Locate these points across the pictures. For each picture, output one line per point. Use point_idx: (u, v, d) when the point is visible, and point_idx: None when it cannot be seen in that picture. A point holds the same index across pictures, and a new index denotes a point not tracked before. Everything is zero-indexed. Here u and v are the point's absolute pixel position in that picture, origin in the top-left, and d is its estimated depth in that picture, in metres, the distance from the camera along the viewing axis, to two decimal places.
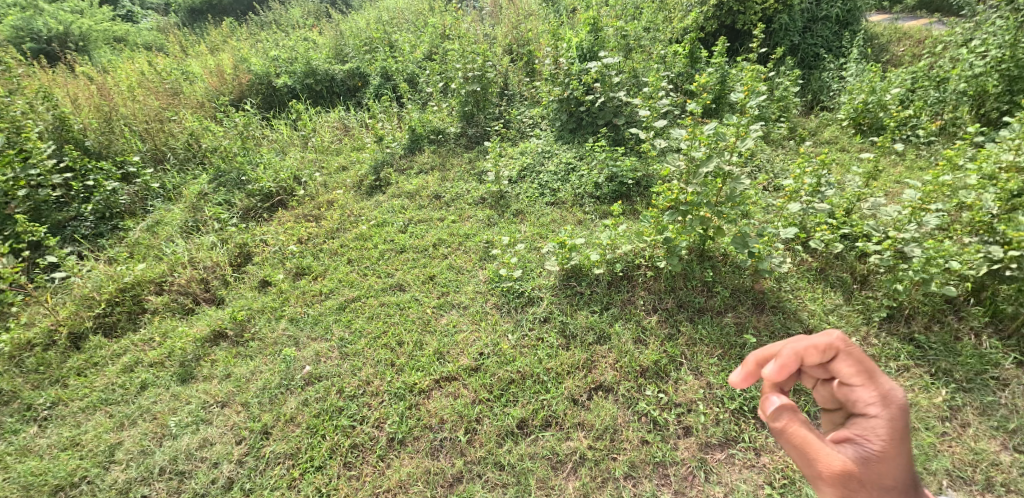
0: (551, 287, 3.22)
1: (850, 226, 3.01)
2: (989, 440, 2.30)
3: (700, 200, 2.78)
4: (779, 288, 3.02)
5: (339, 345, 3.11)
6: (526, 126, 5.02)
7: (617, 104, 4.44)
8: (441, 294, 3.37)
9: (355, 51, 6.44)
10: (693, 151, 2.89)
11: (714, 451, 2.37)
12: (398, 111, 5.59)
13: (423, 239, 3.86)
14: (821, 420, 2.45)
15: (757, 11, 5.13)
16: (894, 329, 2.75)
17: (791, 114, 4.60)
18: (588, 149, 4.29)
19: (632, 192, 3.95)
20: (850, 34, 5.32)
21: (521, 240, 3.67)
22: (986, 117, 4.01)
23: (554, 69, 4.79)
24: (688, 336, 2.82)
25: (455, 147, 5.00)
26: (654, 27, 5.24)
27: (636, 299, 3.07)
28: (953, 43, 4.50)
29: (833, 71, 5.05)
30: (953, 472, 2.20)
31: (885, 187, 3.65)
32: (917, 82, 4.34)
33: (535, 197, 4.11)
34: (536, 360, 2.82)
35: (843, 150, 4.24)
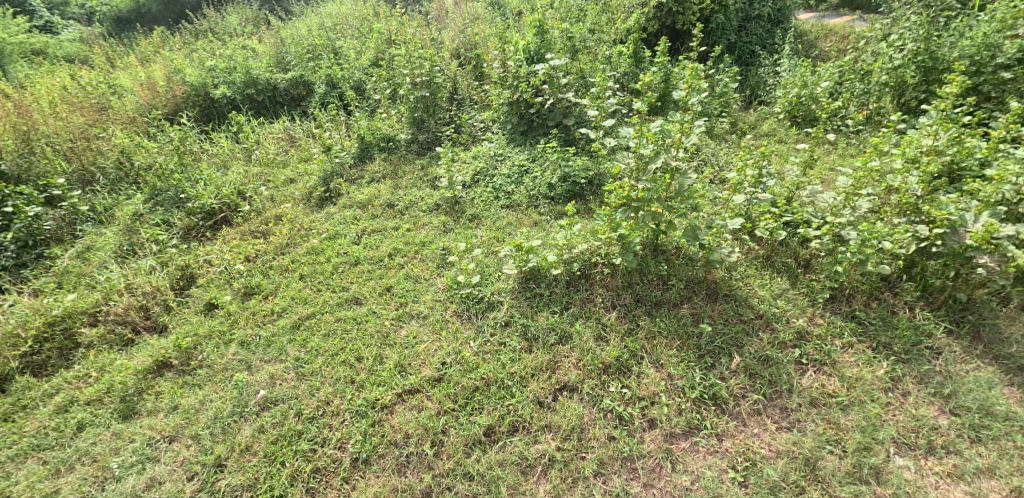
0: (510, 291, 3.19)
1: (792, 214, 3.13)
2: (928, 406, 2.46)
3: (650, 196, 2.82)
4: (730, 276, 3.12)
5: (295, 366, 2.97)
6: (478, 130, 5.00)
7: (567, 105, 4.50)
8: (399, 305, 3.29)
9: (298, 59, 6.24)
10: (641, 148, 2.93)
11: (678, 440, 2.41)
12: (346, 119, 5.44)
13: (378, 249, 3.76)
14: (777, 401, 2.54)
15: (695, 12, 5.36)
16: (837, 308, 2.90)
17: (731, 109, 4.79)
18: (540, 151, 4.31)
19: (586, 191, 4.00)
20: (782, 31, 5.60)
21: (479, 244, 3.63)
22: (907, 106, 4.30)
23: (502, 72, 4.76)
24: (648, 331, 2.86)
25: (407, 154, 4.91)
26: (598, 29, 5.34)
27: (595, 298, 3.10)
28: (874, 38, 4.81)
29: (768, 67, 5.29)
30: (898, 440, 2.34)
31: (820, 175, 3.85)
32: (844, 75, 4.65)
33: (490, 200, 4.08)
34: (499, 365, 2.78)
35: (781, 141, 4.44)
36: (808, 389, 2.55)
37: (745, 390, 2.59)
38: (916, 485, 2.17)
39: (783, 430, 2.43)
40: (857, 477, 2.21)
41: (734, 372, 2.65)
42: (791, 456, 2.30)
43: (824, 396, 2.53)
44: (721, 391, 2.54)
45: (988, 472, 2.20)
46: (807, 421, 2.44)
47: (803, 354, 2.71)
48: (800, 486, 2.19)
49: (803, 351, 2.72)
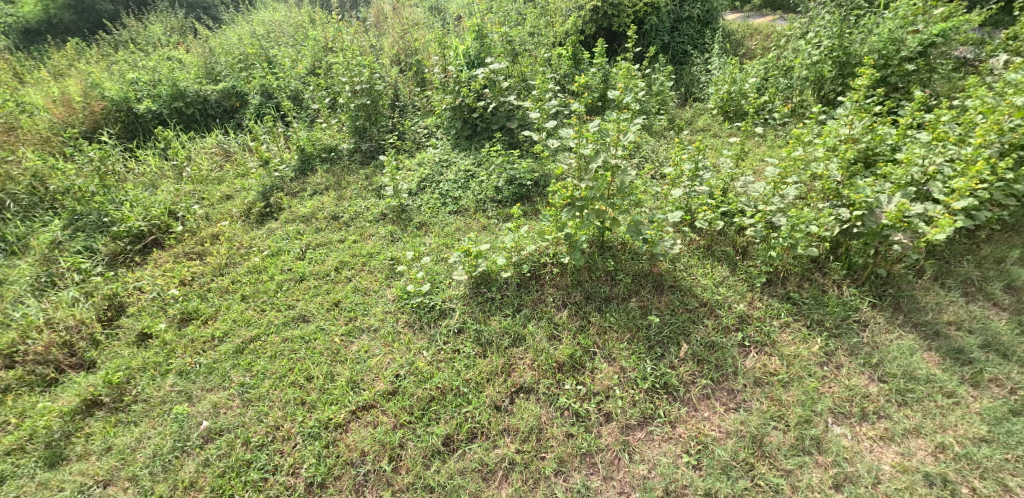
0: (461, 297, 3.17)
1: (728, 205, 3.27)
2: (859, 376, 2.64)
3: (593, 194, 2.87)
4: (674, 268, 3.23)
5: (240, 392, 2.82)
6: (422, 136, 4.95)
7: (510, 109, 4.57)
8: (348, 319, 3.19)
9: (229, 69, 5.95)
10: (582, 148, 2.98)
11: (634, 431, 2.47)
12: (284, 130, 5.24)
13: (324, 263, 3.64)
14: (724, 384, 2.65)
15: (629, 14, 5.56)
16: (774, 291, 3.07)
17: (668, 107, 4.98)
18: (485, 155, 4.32)
19: (532, 193, 4.05)
20: (711, 31, 5.87)
21: (427, 252, 3.58)
22: (826, 99, 4.62)
23: (443, 78, 4.72)
24: (599, 326, 2.92)
25: (350, 164, 4.79)
26: (537, 32, 5.43)
27: (546, 298, 3.12)
28: (794, 36, 5.13)
29: (700, 66, 5.54)
30: (834, 410, 2.50)
31: (752, 165, 4.06)
32: (769, 72, 4.94)
33: (437, 207, 4.05)
34: (454, 373, 2.75)
35: (716, 136, 4.65)
36: (751, 370, 2.68)
37: (694, 376, 2.68)
38: (853, 451, 2.32)
39: (731, 411, 2.53)
40: (800, 449, 2.34)
41: (683, 360, 2.74)
42: (740, 435, 2.40)
43: (766, 375, 2.66)
44: (672, 380, 2.62)
45: (914, 432, 2.38)
46: (753, 400, 2.56)
47: (745, 336, 2.85)
48: (749, 463, 2.29)
49: (745, 333, 2.86)
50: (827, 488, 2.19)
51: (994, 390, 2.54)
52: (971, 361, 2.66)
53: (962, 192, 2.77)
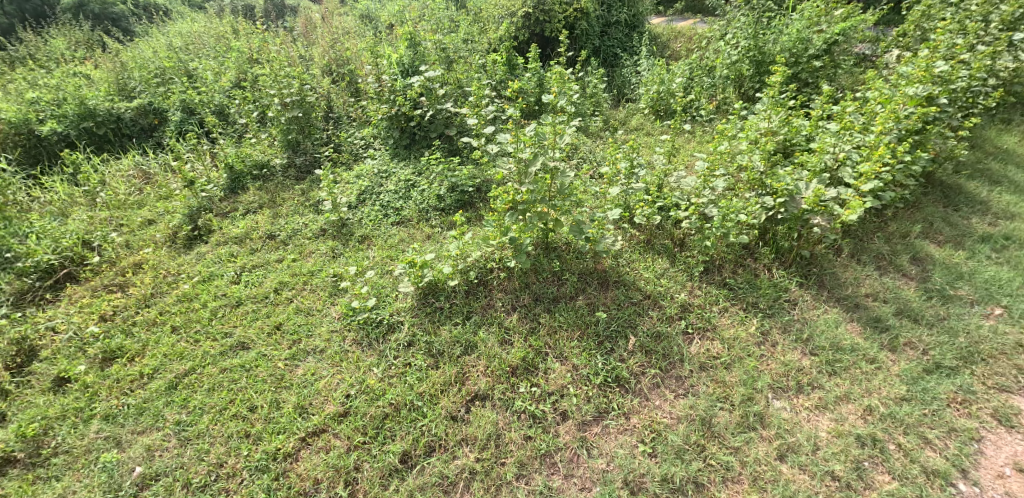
0: (409, 309, 3.11)
1: (663, 200, 3.39)
2: (792, 351, 2.82)
3: (534, 197, 2.91)
4: (617, 264, 3.32)
5: (176, 431, 2.62)
6: (359, 147, 4.83)
7: (447, 116, 4.54)
8: (291, 343, 3.05)
9: (144, 84, 5.55)
10: (520, 152, 3.01)
11: (591, 426, 2.51)
12: (209, 148, 4.94)
13: (262, 285, 3.46)
14: (672, 371, 2.74)
15: (560, 20, 5.73)
16: (711, 279, 3.23)
17: (603, 108, 5.15)
18: (425, 164, 4.29)
19: (475, 199, 4.07)
20: (638, 35, 6.19)
21: (371, 266, 3.49)
22: (746, 95, 4.94)
23: (378, 87, 4.65)
24: (549, 327, 2.95)
25: (285, 181, 4.61)
26: (472, 39, 5.50)
27: (495, 303, 3.13)
28: (714, 37, 5.46)
29: (630, 68, 5.78)
30: (773, 386, 2.65)
31: (683, 160, 4.26)
32: (694, 72, 5.20)
33: (379, 219, 3.96)
34: (407, 387, 2.69)
35: (649, 134, 4.84)
36: (696, 356, 2.80)
37: (644, 366, 2.76)
38: (793, 422, 2.47)
39: (680, 397, 2.63)
40: (746, 426, 2.47)
41: (632, 352, 2.82)
42: (690, 420, 2.50)
43: (710, 359, 2.78)
44: (623, 372, 2.69)
45: (845, 398, 2.58)
46: (700, 384, 2.67)
47: (688, 324, 2.97)
48: (701, 445, 2.39)
49: (688, 321, 2.98)
50: (772, 460, 2.33)
51: (909, 352, 2.80)
52: (887, 328, 2.93)
53: (869, 175, 3.03)
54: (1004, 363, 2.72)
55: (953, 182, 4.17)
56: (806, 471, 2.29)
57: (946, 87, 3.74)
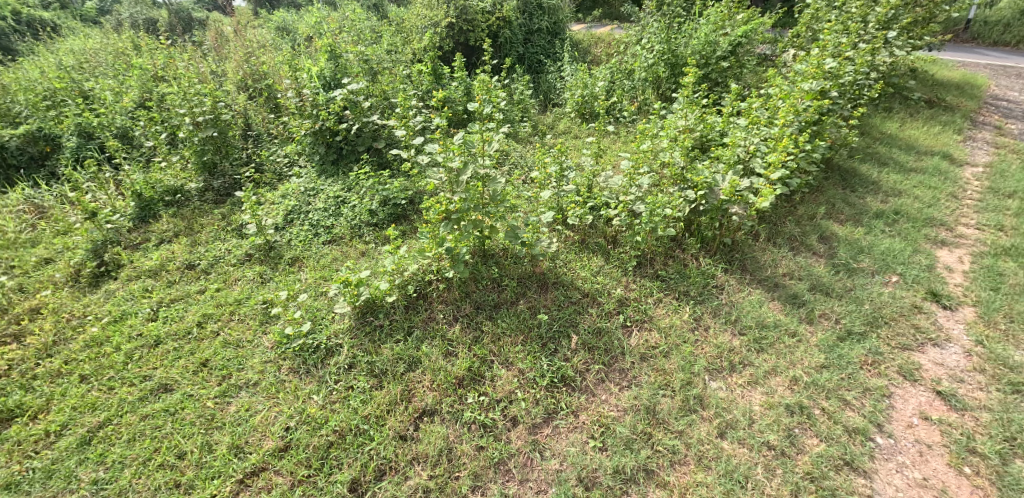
0: (348, 331, 3.00)
1: (593, 200, 3.50)
2: (723, 333, 2.99)
3: (467, 205, 2.90)
4: (555, 265, 3.39)
5: (93, 491, 2.35)
6: (283, 166, 4.62)
7: (374, 129, 4.48)
8: (221, 378, 2.84)
9: (30, 108, 4.98)
10: (450, 161, 2.99)
11: (542, 428, 2.53)
12: (113, 175, 4.52)
13: (184, 320, 3.20)
14: (615, 365, 2.83)
15: (483, 29, 5.85)
16: (644, 272, 3.37)
17: (530, 114, 5.26)
18: (354, 179, 4.19)
19: (408, 212, 4.02)
20: (560, 41, 6.43)
21: (303, 289, 3.34)
22: (664, 96, 5.22)
23: (299, 102, 4.47)
24: (492, 334, 2.95)
25: (202, 205, 4.32)
26: (395, 49, 5.46)
27: (436, 315, 3.08)
28: (631, 42, 5.73)
29: (555, 74, 5.95)
30: (709, 368, 2.80)
31: (610, 160, 4.43)
32: (615, 75, 5.42)
33: (309, 239, 3.80)
34: (351, 411, 2.59)
35: (576, 137, 4.95)
36: (636, 347, 2.90)
37: (587, 363, 2.82)
38: (729, 400, 2.61)
39: (625, 389, 2.71)
40: (688, 409, 2.58)
41: (575, 351, 2.88)
42: (636, 410, 2.58)
43: (649, 349, 2.89)
44: (568, 372, 2.74)
45: (773, 372, 2.77)
46: (642, 374, 2.77)
47: (626, 317, 3.08)
48: (647, 433, 2.47)
49: (626, 314, 3.09)
50: (713, 438, 2.45)
51: (824, 323, 3.07)
52: (803, 303, 3.19)
53: (776, 164, 3.28)
54: (902, 324, 3.06)
55: (848, 166, 4.62)
56: (745, 445, 2.42)
57: (835, 81, 4.13)
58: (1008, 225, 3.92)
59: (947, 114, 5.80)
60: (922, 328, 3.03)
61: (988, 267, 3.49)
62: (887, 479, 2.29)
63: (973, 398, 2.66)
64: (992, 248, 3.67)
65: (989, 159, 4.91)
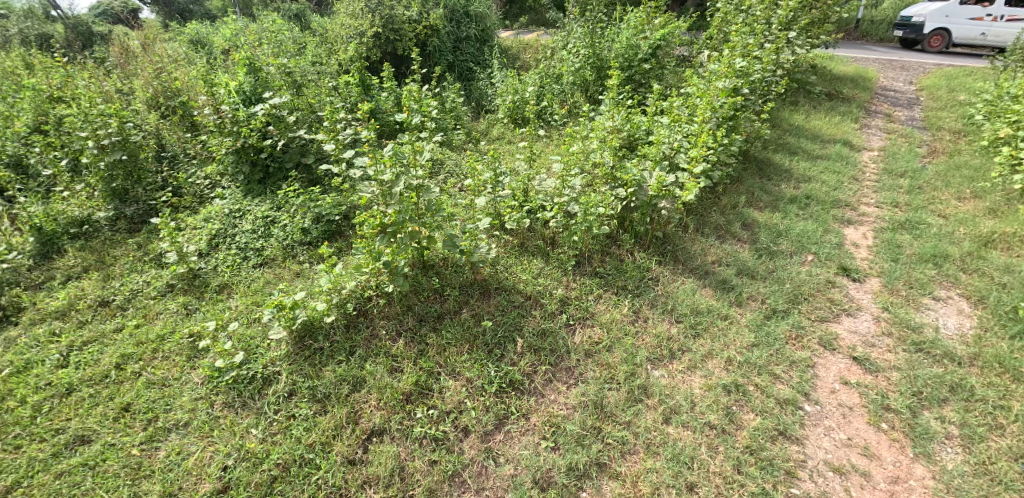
0: (286, 357, 2.86)
1: (529, 203, 3.56)
2: (661, 322, 3.13)
3: (403, 217, 2.86)
4: (496, 271, 3.40)
5: None
6: (204, 188, 4.35)
7: (302, 143, 4.35)
8: (146, 422, 2.61)
9: None
10: (381, 174, 2.93)
11: (494, 435, 2.52)
12: (6, 208, 4.05)
13: (99, 363, 2.92)
14: (562, 364, 2.87)
15: (411, 38, 5.83)
16: (584, 271, 3.46)
17: (464, 121, 5.27)
18: (283, 197, 4.03)
19: (343, 227, 3.91)
20: (488, 48, 6.52)
21: (234, 317, 3.15)
22: (592, 98, 5.40)
23: (217, 119, 4.24)
24: (438, 346, 2.92)
25: (114, 235, 3.97)
26: (320, 61, 5.32)
27: (379, 332, 3.01)
28: (557, 47, 5.90)
29: (485, 80, 6.01)
30: (650, 358, 2.91)
31: (544, 163, 4.52)
32: (544, 80, 5.55)
33: (238, 263, 3.60)
34: (294, 441, 2.46)
35: (510, 142, 5.01)
36: (581, 345, 2.96)
37: (534, 365, 2.85)
38: (671, 387, 2.73)
39: (572, 386, 2.76)
40: (634, 400, 2.67)
41: (521, 354, 2.90)
42: (585, 406, 2.63)
43: (593, 345, 2.97)
44: (516, 376, 2.75)
45: (709, 355, 2.92)
46: (588, 370, 2.83)
47: (569, 316, 3.14)
48: (597, 427, 2.53)
49: (568, 313, 3.15)
50: (660, 424, 2.54)
51: (751, 304, 3.27)
52: (732, 287, 3.39)
53: (698, 159, 3.48)
54: (819, 298, 3.32)
55: (763, 156, 4.98)
56: (688, 428, 2.54)
57: (746, 79, 4.44)
58: (901, 202, 4.37)
59: (844, 105, 6.39)
60: (836, 300, 3.31)
61: (888, 240, 3.87)
62: (816, 444, 2.47)
63: (884, 359, 2.93)
64: (890, 223, 4.07)
65: (882, 144, 5.46)
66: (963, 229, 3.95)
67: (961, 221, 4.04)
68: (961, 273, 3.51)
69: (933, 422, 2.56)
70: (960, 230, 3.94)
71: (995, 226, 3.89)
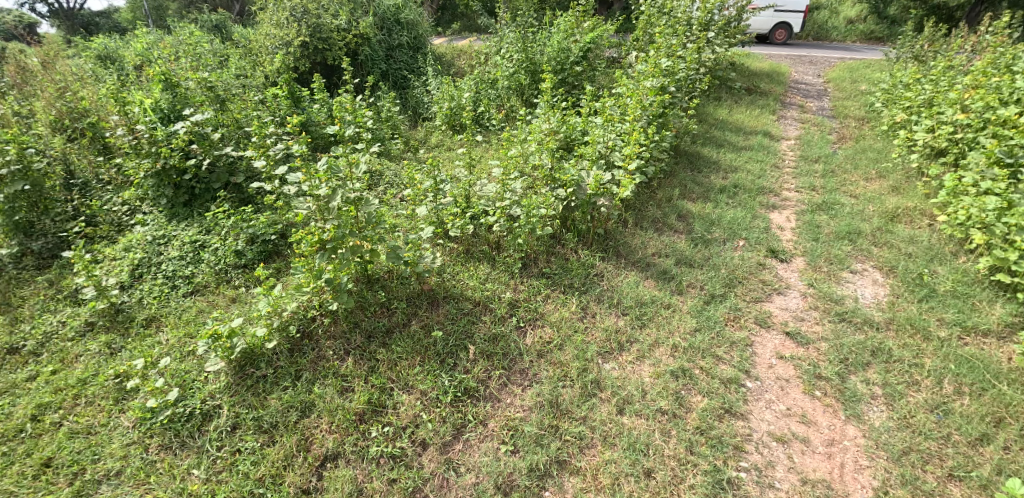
0: (226, 388, 2.69)
1: (472, 209, 3.56)
2: (609, 316, 3.22)
3: (342, 232, 2.77)
4: (443, 279, 3.37)
5: None
6: (123, 215, 4.04)
7: (230, 162, 4.15)
8: (72, 476, 2.37)
9: None
10: (316, 189, 2.82)
11: (453, 445, 2.49)
12: None
13: (10, 417, 2.62)
14: (516, 367, 2.89)
15: (341, 47, 5.70)
16: (531, 272, 3.50)
17: (401, 130, 5.19)
18: (212, 219, 3.81)
19: (281, 247, 3.75)
20: (422, 56, 6.49)
21: (165, 352, 2.93)
22: (528, 102, 5.48)
23: (132, 140, 3.95)
24: (388, 361, 2.85)
25: (19, 274, 3.60)
26: (244, 74, 5.09)
27: (325, 353, 2.90)
28: (491, 52, 5.96)
29: (421, 88, 5.96)
30: (601, 352, 2.98)
31: (484, 168, 4.54)
32: (480, 85, 5.57)
33: (166, 293, 3.36)
34: (241, 477, 2.32)
35: (449, 148, 4.99)
36: (533, 346, 2.99)
37: (488, 371, 2.85)
38: (622, 378, 2.81)
39: (527, 388, 2.78)
40: (588, 395, 2.72)
41: (474, 361, 2.89)
42: (541, 405, 2.66)
43: (544, 345, 3.00)
44: (471, 383, 2.74)
45: (656, 344, 3.03)
46: (541, 371, 2.86)
47: (519, 318, 3.16)
48: (555, 425, 2.56)
49: (518, 316, 3.17)
50: (615, 416, 2.61)
51: (691, 291, 3.43)
52: (672, 277, 3.54)
53: (632, 156, 3.62)
54: (752, 280, 3.54)
55: (693, 150, 5.25)
56: (642, 416, 2.62)
57: (671, 78, 4.67)
58: (817, 186, 4.73)
59: (762, 98, 6.85)
60: (767, 281, 3.53)
61: (808, 221, 4.19)
62: (759, 418, 2.62)
63: (813, 332, 3.16)
64: (809, 205, 4.40)
65: (797, 133, 5.90)
66: (871, 207, 4.33)
67: (869, 200, 4.44)
68: (873, 247, 3.85)
69: (859, 385, 2.79)
70: (869, 208, 4.32)
71: (898, 202, 4.30)
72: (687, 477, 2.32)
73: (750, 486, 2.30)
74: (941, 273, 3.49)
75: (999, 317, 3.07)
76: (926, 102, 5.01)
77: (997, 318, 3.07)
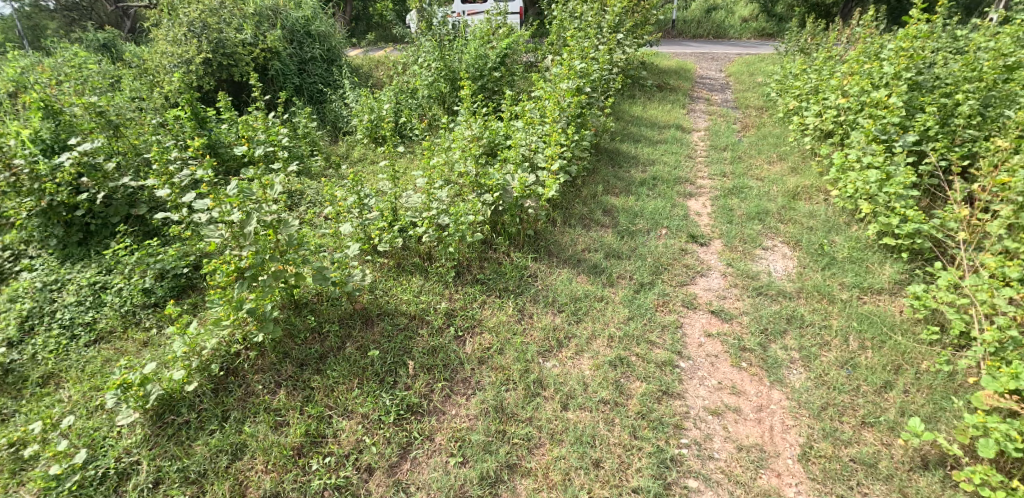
0: (144, 441, 2.45)
1: (399, 222, 3.50)
2: (546, 315, 3.28)
3: (261, 258, 2.63)
4: (376, 296, 3.28)
5: None
6: (5, 261, 3.59)
7: (129, 192, 3.81)
8: None
9: None
10: (227, 214, 2.64)
11: (400, 465, 2.42)
12: None
13: None
14: (458, 377, 2.86)
15: (248, 62, 5.41)
16: (465, 280, 3.49)
17: (320, 146, 5.01)
18: (112, 257, 3.48)
19: (195, 280, 3.49)
20: (337, 68, 6.30)
21: (67, 410, 2.62)
22: (450, 109, 5.49)
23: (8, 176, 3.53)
24: (324, 388, 2.73)
25: None
26: (139, 96, 4.70)
27: (254, 388, 2.73)
28: (408, 62, 5.91)
29: (338, 102, 5.78)
30: (541, 351, 3.03)
31: (410, 179, 4.48)
32: (399, 96, 5.50)
33: (64, 343, 3.02)
34: None
35: (372, 161, 4.88)
36: (473, 353, 2.99)
37: (430, 384, 2.80)
38: (563, 374, 2.87)
39: (471, 396, 2.77)
40: (532, 395, 2.75)
41: (415, 376, 2.83)
42: (487, 412, 2.66)
43: (484, 351, 3.01)
44: (413, 399, 2.68)
45: (593, 337, 3.13)
46: (484, 377, 2.86)
47: (457, 328, 3.15)
48: (502, 430, 2.57)
49: (456, 325, 3.16)
50: (559, 413, 2.66)
51: (622, 282, 3.58)
52: (603, 270, 3.67)
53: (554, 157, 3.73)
54: (676, 266, 3.75)
55: (613, 147, 5.48)
56: (586, 408, 2.68)
57: (586, 79, 4.86)
58: (727, 172, 5.10)
59: (672, 94, 7.29)
60: (690, 265, 3.76)
61: (722, 205, 4.50)
62: (693, 395, 2.78)
63: (734, 308, 3.40)
64: (721, 191, 4.73)
65: (706, 124, 6.33)
66: (775, 187, 4.73)
67: (773, 181, 4.84)
68: (779, 224, 4.20)
69: (778, 352, 3.03)
70: (773, 189, 4.72)
71: (797, 181, 4.73)
72: (634, 461, 2.41)
73: (692, 461, 2.43)
74: (838, 242, 3.87)
75: (889, 277, 3.46)
76: (812, 89, 5.55)
77: (887, 277, 3.45)
